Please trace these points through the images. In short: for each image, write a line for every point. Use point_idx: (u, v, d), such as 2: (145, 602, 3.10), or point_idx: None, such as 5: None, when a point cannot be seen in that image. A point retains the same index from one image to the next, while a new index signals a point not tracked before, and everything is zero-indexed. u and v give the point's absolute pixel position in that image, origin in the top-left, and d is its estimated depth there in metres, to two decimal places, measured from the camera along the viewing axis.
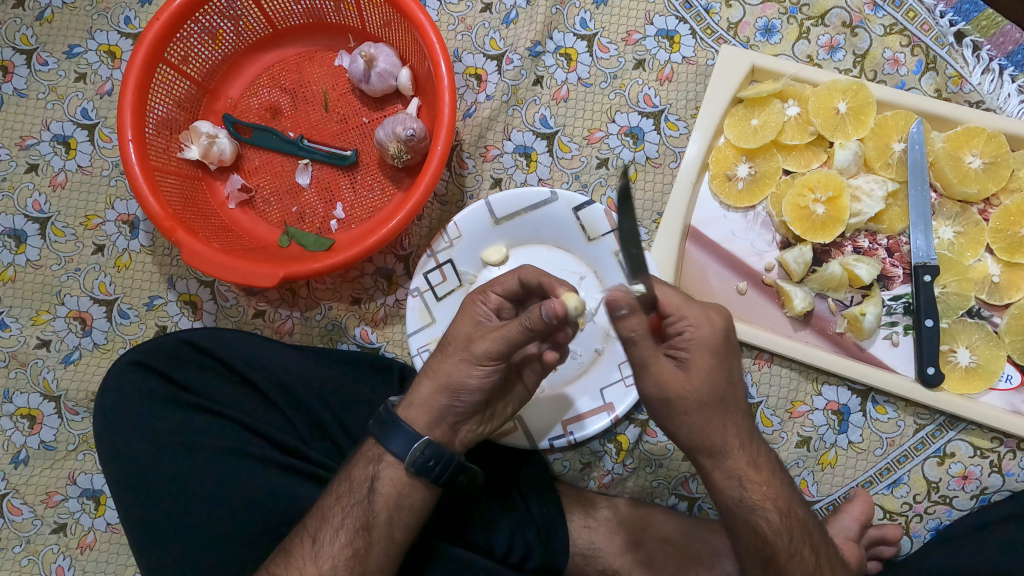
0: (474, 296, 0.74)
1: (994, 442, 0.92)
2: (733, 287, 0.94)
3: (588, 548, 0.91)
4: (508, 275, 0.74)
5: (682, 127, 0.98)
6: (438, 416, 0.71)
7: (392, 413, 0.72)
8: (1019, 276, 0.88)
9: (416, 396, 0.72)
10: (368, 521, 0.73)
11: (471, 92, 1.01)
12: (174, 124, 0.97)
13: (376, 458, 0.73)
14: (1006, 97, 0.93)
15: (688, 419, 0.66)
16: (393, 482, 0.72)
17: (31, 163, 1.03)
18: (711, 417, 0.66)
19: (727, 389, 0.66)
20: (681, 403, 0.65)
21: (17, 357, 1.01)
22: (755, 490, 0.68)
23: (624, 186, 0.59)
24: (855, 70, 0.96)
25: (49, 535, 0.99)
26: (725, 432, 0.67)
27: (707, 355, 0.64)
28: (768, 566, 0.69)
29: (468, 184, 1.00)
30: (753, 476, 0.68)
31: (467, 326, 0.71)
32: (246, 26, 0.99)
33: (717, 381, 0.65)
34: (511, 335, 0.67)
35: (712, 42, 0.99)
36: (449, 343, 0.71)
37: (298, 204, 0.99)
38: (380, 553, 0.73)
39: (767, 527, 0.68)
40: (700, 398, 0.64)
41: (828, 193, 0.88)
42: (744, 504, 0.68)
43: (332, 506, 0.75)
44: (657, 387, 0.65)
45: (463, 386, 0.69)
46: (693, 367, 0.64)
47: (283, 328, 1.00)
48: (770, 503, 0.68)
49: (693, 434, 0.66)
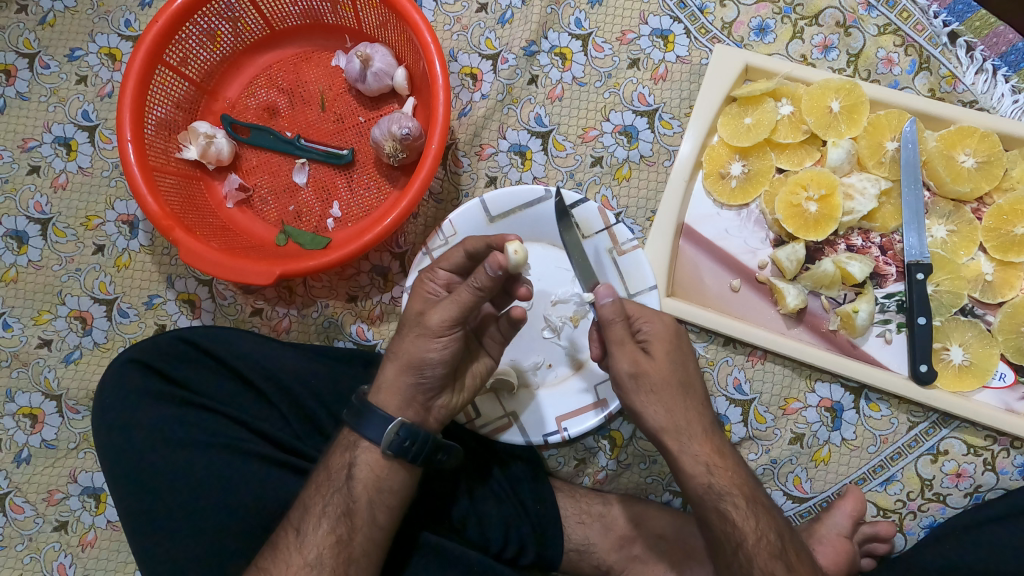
0: (424, 276, 0.76)
1: (988, 440, 0.92)
2: (726, 284, 0.95)
3: (582, 543, 0.91)
4: (454, 249, 0.75)
5: (676, 126, 0.99)
6: (407, 397, 0.73)
7: (364, 402, 0.74)
8: (1012, 274, 0.88)
9: (383, 379, 0.74)
10: (349, 506, 0.74)
11: (466, 91, 1.02)
12: (172, 125, 0.98)
13: (352, 445, 0.76)
14: (1000, 97, 0.93)
15: (654, 402, 0.70)
16: (371, 466, 0.74)
17: (33, 164, 1.04)
18: (674, 399, 0.70)
19: (687, 380, 0.72)
20: (650, 382, 0.70)
21: (19, 356, 1.02)
22: (722, 476, 0.72)
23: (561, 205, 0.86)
24: (848, 69, 0.97)
25: (51, 533, 1.00)
26: (688, 416, 0.71)
27: (664, 341, 0.72)
28: (738, 552, 0.71)
29: (463, 182, 1.01)
30: (718, 462, 0.72)
31: (418, 304, 0.74)
32: (244, 27, 1.00)
33: (676, 366, 0.71)
34: (462, 299, 0.69)
35: (706, 42, 0.99)
36: (405, 323, 0.74)
37: (295, 203, 1.00)
38: (364, 538, 0.75)
39: (735, 513, 0.70)
40: (663, 377, 0.70)
41: (821, 192, 0.88)
42: (713, 491, 0.71)
43: (312, 495, 0.77)
44: (629, 364, 0.70)
45: (425, 361, 0.71)
46: (653, 350, 0.71)
47: (281, 325, 1.01)
48: (737, 489, 0.72)
49: (656, 416, 0.70)
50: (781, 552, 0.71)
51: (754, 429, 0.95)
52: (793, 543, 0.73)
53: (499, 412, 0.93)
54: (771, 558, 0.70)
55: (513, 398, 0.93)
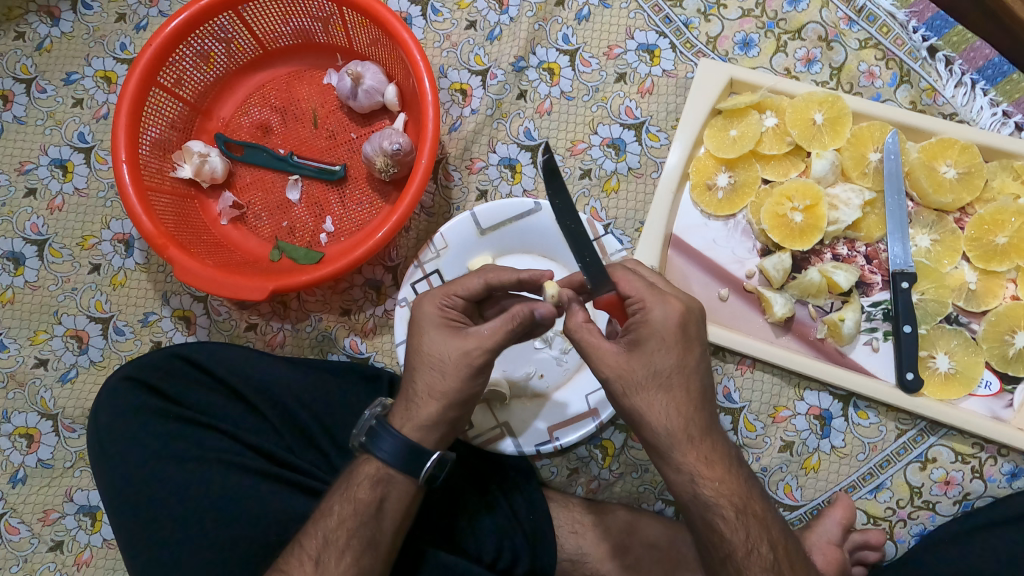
0: (438, 302, 0.75)
1: (975, 448, 0.93)
2: (715, 294, 0.96)
3: (575, 553, 0.92)
4: (473, 278, 0.75)
5: (663, 138, 1.00)
6: (446, 426, 0.75)
7: (388, 426, 0.74)
8: (995, 283, 0.90)
9: (424, 416, 0.73)
10: (375, 538, 0.74)
11: (456, 107, 1.03)
12: (167, 145, 0.99)
13: (384, 478, 0.75)
14: (979, 109, 0.95)
15: (633, 406, 0.65)
16: (400, 498, 0.76)
17: (29, 187, 1.05)
18: (654, 402, 0.64)
19: (674, 379, 0.65)
20: (626, 383, 0.64)
21: (16, 376, 1.03)
22: (707, 486, 0.67)
23: (550, 162, 0.71)
24: (832, 82, 0.98)
25: (47, 552, 1.01)
26: (670, 422, 0.65)
27: (654, 338, 0.64)
28: (726, 563, 0.69)
29: (454, 196, 1.02)
30: (705, 472, 0.67)
31: (454, 342, 0.72)
32: (237, 48, 1.02)
33: (659, 367, 0.64)
34: (504, 338, 0.71)
35: (692, 56, 1.01)
36: (444, 361, 0.72)
37: (288, 219, 1.01)
38: (384, 564, 0.76)
39: (721, 525, 0.68)
40: (641, 379, 0.64)
41: (806, 202, 0.90)
42: (699, 501, 0.68)
43: (333, 528, 0.74)
44: (607, 366, 0.65)
45: (469, 396, 0.74)
46: (637, 350, 0.64)
47: (275, 340, 1.02)
48: (725, 500, 0.68)
49: (633, 417, 0.66)
50: (774, 565, 0.69)
51: (744, 437, 0.96)
52: (788, 552, 0.71)
53: (492, 423, 0.94)
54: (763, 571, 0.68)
55: (506, 408, 0.95)
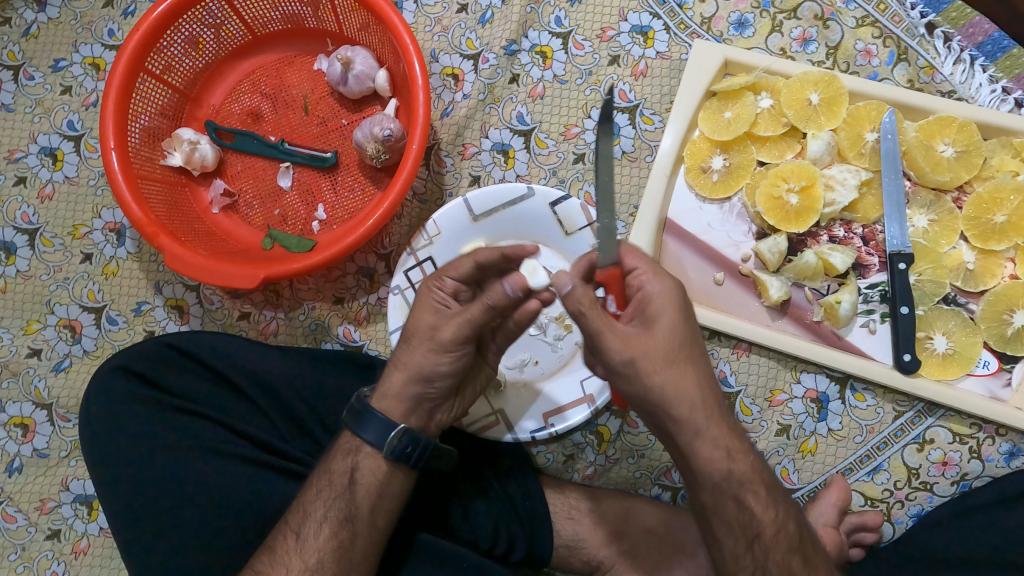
0: (431, 282, 0.74)
1: (974, 428, 0.93)
2: (710, 278, 0.95)
3: (571, 540, 0.92)
4: (464, 258, 0.74)
5: (657, 121, 0.99)
6: (414, 403, 0.74)
7: (365, 403, 0.74)
8: (993, 262, 0.89)
9: (388, 386, 0.74)
10: (351, 512, 0.74)
11: (448, 92, 1.02)
12: (157, 132, 0.98)
13: (354, 450, 0.75)
14: (978, 86, 0.94)
15: (663, 384, 0.64)
16: (373, 470, 0.74)
17: (19, 175, 1.04)
18: (683, 377, 0.64)
19: (693, 350, 0.66)
20: (653, 359, 0.63)
21: (10, 366, 1.02)
22: (741, 461, 0.68)
23: (607, 105, 0.62)
24: (828, 62, 0.97)
25: (43, 542, 1.00)
26: (701, 393, 0.65)
27: (668, 311, 0.65)
28: (755, 544, 0.69)
29: (446, 182, 1.01)
30: (737, 446, 0.68)
31: (428, 316, 0.72)
32: (226, 33, 1.01)
33: (681, 341, 0.65)
34: (474, 316, 0.69)
35: (686, 38, 1.00)
36: (414, 334, 0.72)
37: (280, 207, 1.00)
38: (365, 542, 0.75)
39: (754, 501, 0.68)
40: (667, 352, 0.64)
41: (801, 183, 0.89)
42: (731, 478, 0.68)
43: (312, 500, 0.76)
44: (628, 345, 0.63)
45: (434, 374, 0.72)
46: (655, 324, 0.64)
47: (268, 329, 1.01)
48: (756, 477, 0.69)
49: (665, 398, 0.64)
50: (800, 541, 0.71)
51: (742, 422, 0.96)
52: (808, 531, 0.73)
53: (487, 410, 0.93)
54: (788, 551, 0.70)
55: (500, 394, 0.93)
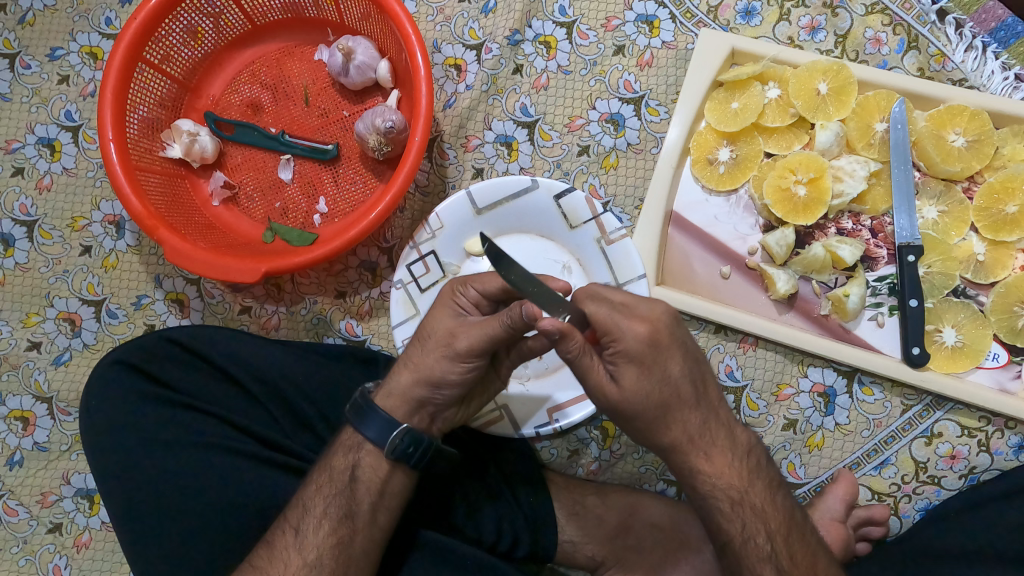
0: (456, 286, 0.73)
1: (982, 421, 0.92)
2: (716, 271, 0.94)
3: (576, 535, 0.91)
4: (493, 275, 0.71)
5: (663, 112, 0.98)
6: (418, 405, 0.73)
7: (368, 400, 0.74)
8: (1004, 253, 0.88)
9: (394, 385, 0.73)
10: (351, 509, 0.74)
11: (451, 82, 1.01)
12: (156, 123, 0.97)
13: (356, 446, 0.75)
14: (990, 74, 0.92)
15: (633, 422, 0.68)
16: (374, 467, 0.74)
17: (17, 166, 1.03)
18: (654, 418, 0.67)
19: (667, 389, 0.65)
20: (623, 410, 0.66)
21: (9, 359, 1.01)
22: (706, 480, 0.71)
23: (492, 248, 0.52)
24: (836, 51, 0.96)
25: (45, 535, 1.00)
26: (670, 431, 0.68)
27: (632, 368, 0.63)
28: (724, 549, 0.73)
29: (449, 174, 1.00)
30: (705, 468, 0.70)
31: (447, 321, 0.71)
32: (225, 23, 0.99)
33: (649, 388, 0.65)
34: (492, 333, 0.67)
35: (692, 26, 0.98)
36: (429, 336, 0.72)
37: (281, 199, 0.99)
38: (365, 539, 0.74)
39: (719, 515, 0.71)
40: (635, 403, 0.65)
41: (809, 174, 0.88)
42: (698, 492, 0.71)
43: (312, 496, 0.75)
44: (599, 396, 0.66)
45: (443, 380, 0.71)
46: (622, 378, 0.64)
47: (269, 323, 1.01)
48: (721, 493, 0.71)
49: (637, 431, 0.69)
50: (772, 556, 0.71)
51: (747, 416, 0.95)
52: (787, 540, 0.72)
53: (491, 405, 0.92)
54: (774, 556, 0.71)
55: (504, 391, 0.92)
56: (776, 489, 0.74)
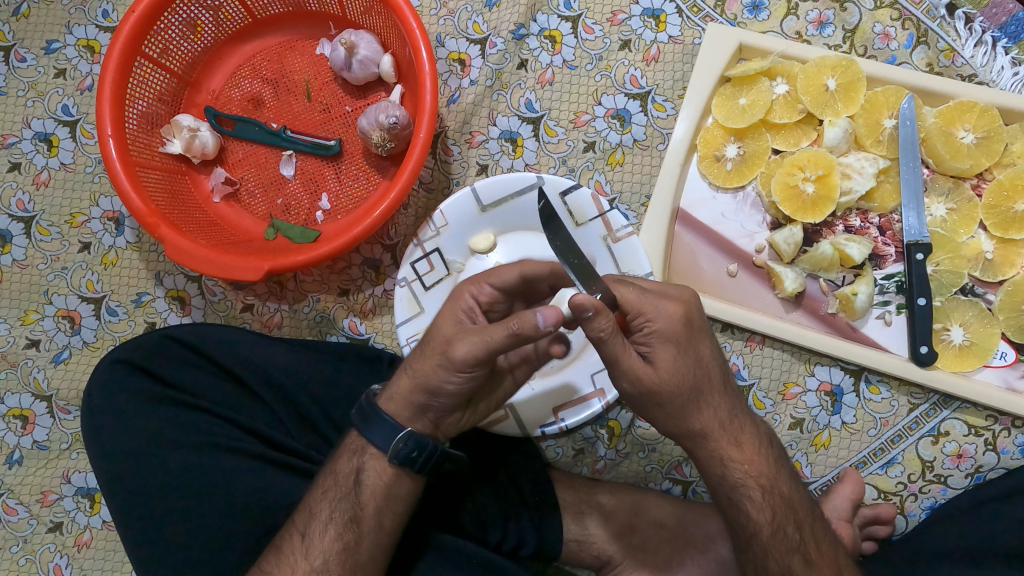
0: (469, 286, 0.72)
1: (989, 420, 0.91)
2: (723, 270, 0.93)
3: (581, 534, 0.91)
4: (509, 267, 0.71)
5: (670, 108, 0.97)
6: (420, 409, 0.71)
7: (372, 404, 0.72)
8: (1012, 251, 0.87)
9: (394, 390, 0.72)
10: (356, 513, 0.73)
11: (455, 77, 0.99)
12: (156, 119, 0.96)
13: (360, 450, 0.74)
14: (999, 70, 0.91)
15: (665, 410, 0.66)
16: (378, 472, 0.73)
17: (13, 161, 1.02)
18: (688, 404, 0.66)
19: (699, 373, 0.65)
20: (657, 395, 0.65)
21: (7, 357, 1.00)
22: (737, 468, 0.70)
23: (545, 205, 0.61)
24: (845, 46, 0.95)
25: (46, 534, 0.99)
26: (702, 417, 0.67)
27: (669, 348, 0.63)
28: (752, 542, 0.71)
29: (453, 170, 0.99)
30: (734, 454, 0.70)
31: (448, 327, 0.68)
32: (225, 16, 0.98)
33: (685, 370, 0.64)
34: (493, 340, 0.63)
35: (699, 20, 0.97)
36: (428, 343, 0.69)
37: (283, 196, 0.98)
38: (371, 544, 0.73)
39: (749, 505, 0.70)
40: (670, 388, 0.64)
41: (818, 172, 0.87)
42: (726, 482, 0.70)
43: (319, 501, 0.75)
44: (629, 382, 0.64)
45: (440, 390, 0.69)
46: (657, 361, 0.63)
47: (272, 321, 1.00)
48: (751, 481, 0.70)
49: (666, 421, 0.68)
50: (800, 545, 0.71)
51: (755, 415, 0.94)
52: (813, 530, 0.72)
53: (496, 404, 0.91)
54: (787, 550, 0.70)
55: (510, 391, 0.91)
56: (798, 481, 0.74)
